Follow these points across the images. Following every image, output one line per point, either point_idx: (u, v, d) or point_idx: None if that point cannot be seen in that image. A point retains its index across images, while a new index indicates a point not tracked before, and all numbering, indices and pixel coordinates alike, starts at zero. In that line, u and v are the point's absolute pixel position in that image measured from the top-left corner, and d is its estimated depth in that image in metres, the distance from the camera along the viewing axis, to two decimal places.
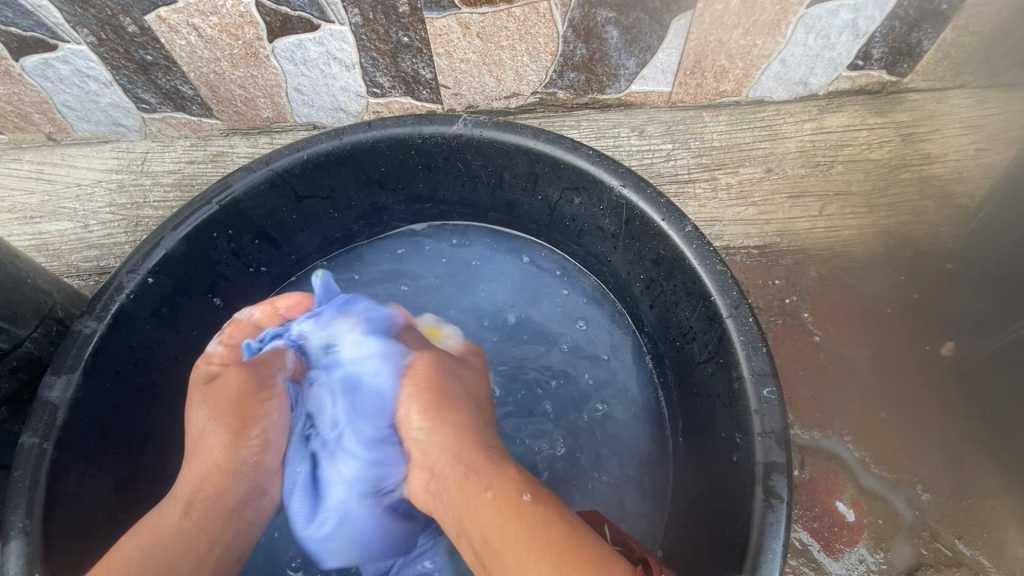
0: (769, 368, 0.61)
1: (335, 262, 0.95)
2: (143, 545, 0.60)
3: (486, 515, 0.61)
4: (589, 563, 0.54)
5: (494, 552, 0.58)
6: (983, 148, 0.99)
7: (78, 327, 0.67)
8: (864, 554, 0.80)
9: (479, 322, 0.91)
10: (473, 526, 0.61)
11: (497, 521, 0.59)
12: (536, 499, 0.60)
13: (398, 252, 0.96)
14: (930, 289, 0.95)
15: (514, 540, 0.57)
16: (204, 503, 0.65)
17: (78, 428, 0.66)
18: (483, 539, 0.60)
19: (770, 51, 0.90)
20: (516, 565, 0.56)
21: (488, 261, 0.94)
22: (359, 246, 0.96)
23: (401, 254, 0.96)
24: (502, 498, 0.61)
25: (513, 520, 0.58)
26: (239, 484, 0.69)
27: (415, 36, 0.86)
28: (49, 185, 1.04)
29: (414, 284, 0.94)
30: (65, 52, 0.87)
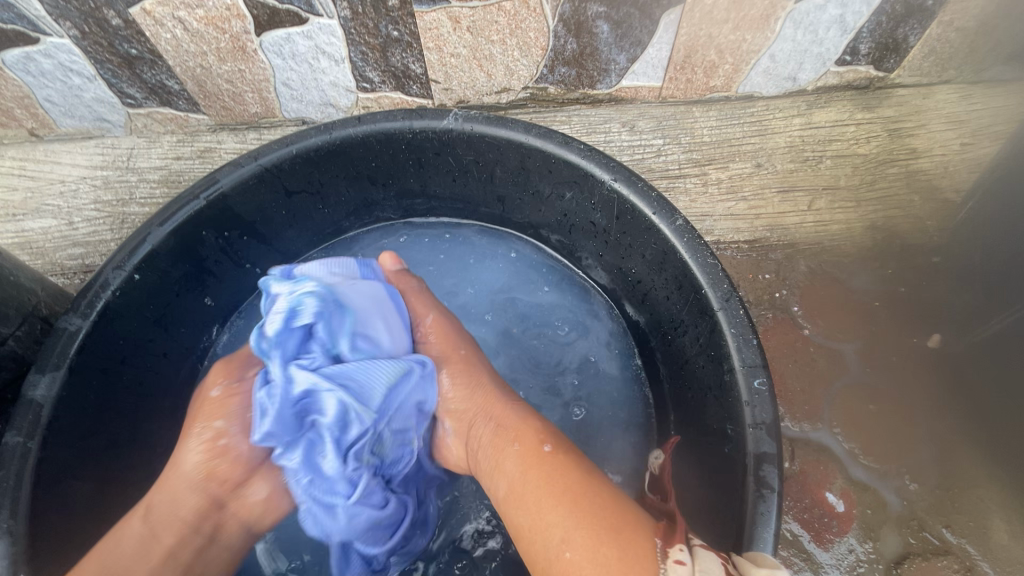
0: (759, 360, 0.62)
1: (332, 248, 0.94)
2: (99, 553, 0.58)
3: (511, 466, 0.62)
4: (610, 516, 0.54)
5: (515, 497, 0.59)
6: (968, 143, 1.00)
7: (62, 324, 0.65)
8: (854, 544, 0.81)
9: (475, 315, 0.90)
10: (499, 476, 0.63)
11: (520, 469, 0.61)
12: (556, 450, 0.62)
13: (400, 241, 0.95)
14: (917, 282, 0.96)
15: (535, 485, 0.58)
16: (162, 511, 0.61)
17: (63, 427, 0.65)
18: (508, 487, 0.61)
19: (759, 46, 0.91)
20: (535, 508, 0.57)
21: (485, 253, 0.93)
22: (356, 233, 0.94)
23: (402, 242, 0.95)
24: (523, 447, 0.62)
25: (534, 469, 0.60)
26: (194, 500, 0.62)
27: (404, 30, 0.86)
28: (32, 182, 1.03)
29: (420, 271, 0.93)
30: (48, 45, 0.86)
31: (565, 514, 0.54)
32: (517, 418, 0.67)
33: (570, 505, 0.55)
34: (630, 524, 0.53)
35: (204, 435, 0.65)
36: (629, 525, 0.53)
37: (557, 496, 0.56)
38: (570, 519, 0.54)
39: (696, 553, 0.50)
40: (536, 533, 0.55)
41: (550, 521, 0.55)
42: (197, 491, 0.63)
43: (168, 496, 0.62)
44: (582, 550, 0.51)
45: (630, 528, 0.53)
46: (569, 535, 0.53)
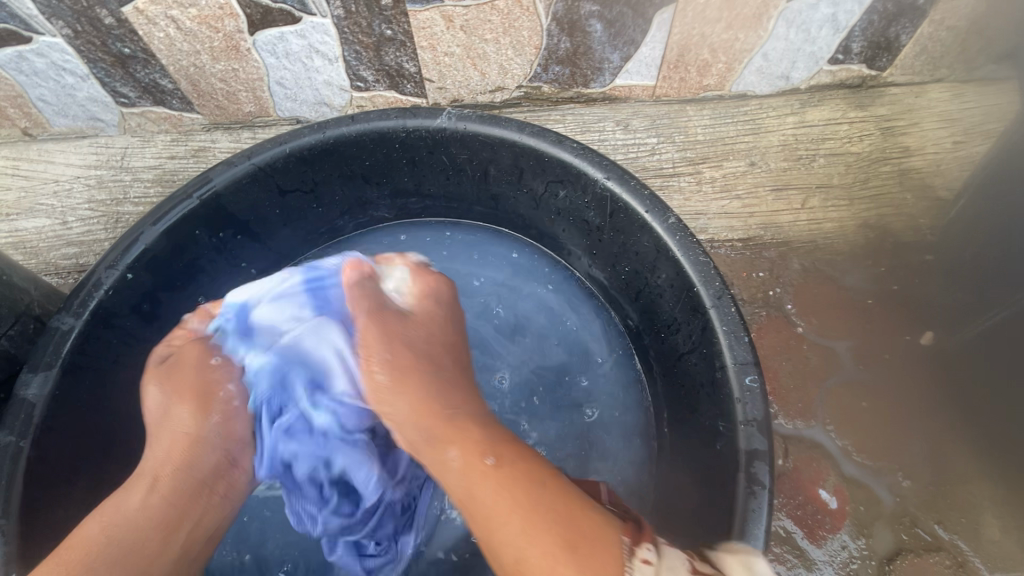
0: (751, 357, 0.62)
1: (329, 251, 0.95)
2: (104, 521, 0.60)
3: (455, 480, 0.58)
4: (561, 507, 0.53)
5: (470, 511, 0.56)
6: (961, 141, 1.01)
7: (55, 323, 0.65)
8: (846, 540, 0.82)
9: (472, 314, 0.90)
10: (450, 485, 0.59)
11: (462, 475, 0.58)
12: (500, 462, 0.57)
13: (400, 240, 0.96)
14: (909, 280, 0.96)
15: (487, 495, 0.55)
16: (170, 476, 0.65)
17: (56, 426, 0.65)
18: (459, 497, 0.58)
19: (752, 45, 0.91)
20: (483, 516, 0.54)
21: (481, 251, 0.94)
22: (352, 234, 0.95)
23: (401, 240, 0.95)
24: (465, 460, 0.59)
25: (479, 483, 0.56)
26: (210, 461, 0.69)
27: (398, 29, 0.86)
28: (25, 181, 1.02)
29: None
30: (40, 44, 0.85)
31: (516, 525, 0.52)
32: (456, 422, 0.64)
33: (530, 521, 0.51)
34: (589, 531, 0.50)
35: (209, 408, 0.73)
36: (588, 531, 0.50)
37: (506, 513, 0.53)
38: (526, 534, 0.51)
39: (662, 553, 0.48)
40: (491, 543, 0.53)
41: (504, 537, 0.52)
42: (216, 453, 0.70)
43: (176, 463, 0.67)
44: (540, 569, 0.48)
45: (584, 516, 0.52)
46: (524, 556, 0.50)
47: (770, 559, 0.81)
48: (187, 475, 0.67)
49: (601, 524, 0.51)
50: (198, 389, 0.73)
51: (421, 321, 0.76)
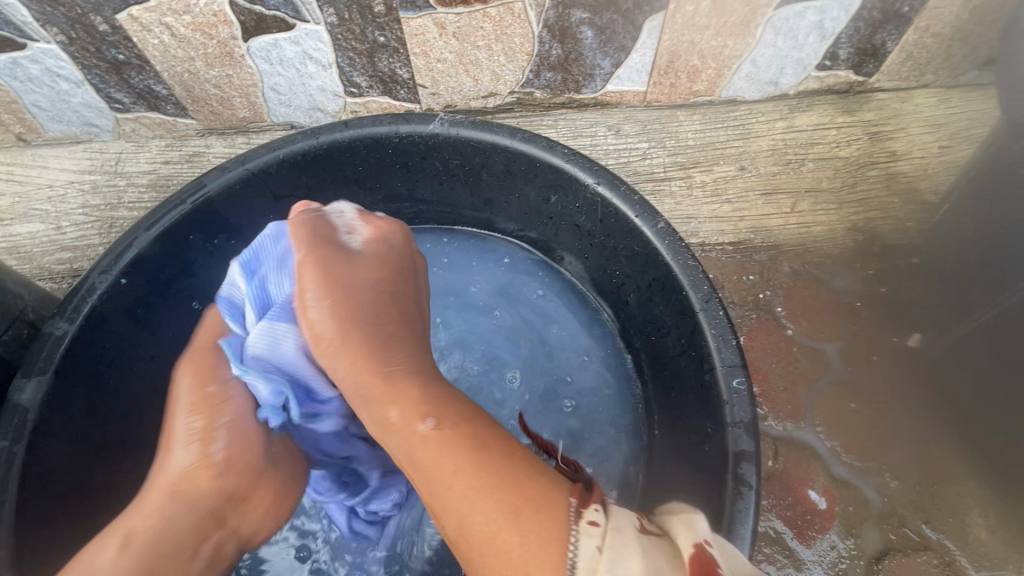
0: (738, 359, 0.63)
1: None
2: None
3: (395, 445, 0.54)
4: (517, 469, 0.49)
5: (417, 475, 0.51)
6: (946, 145, 1.02)
7: (48, 328, 0.66)
8: (835, 540, 0.83)
9: (471, 316, 0.91)
10: (395, 445, 0.55)
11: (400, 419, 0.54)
12: (441, 423, 0.52)
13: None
14: (897, 282, 0.98)
15: (432, 459, 0.50)
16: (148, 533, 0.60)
17: (49, 431, 0.65)
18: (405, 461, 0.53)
19: (740, 51, 0.92)
20: (430, 481, 0.50)
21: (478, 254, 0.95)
22: None
23: None
24: (402, 419, 0.54)
25: (420, 450, 0.52)
26: (191, 518, 0.63)
27: (391, 36, 0.87)
28: (19, 187, 1.03)
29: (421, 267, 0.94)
30: (35, 51, 0.86)
31: (464, 486, 0.47)
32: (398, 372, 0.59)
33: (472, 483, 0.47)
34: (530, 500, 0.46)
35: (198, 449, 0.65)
36: (533, 496, 0.46)
37: (449, 477, 0.49)
38: (468, 499, 0.47)
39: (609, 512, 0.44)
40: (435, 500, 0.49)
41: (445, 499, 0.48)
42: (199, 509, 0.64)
43: (155, 519, 0.62)
44: (484, 536, 0.45)
45: (533, 482, 0.48)
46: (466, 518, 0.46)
47: (761, 559, 0.82)
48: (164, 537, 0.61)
49: (548, 483, 0.48)
50: (195, 426, 0.65)
51: (375, 260, 0.70)
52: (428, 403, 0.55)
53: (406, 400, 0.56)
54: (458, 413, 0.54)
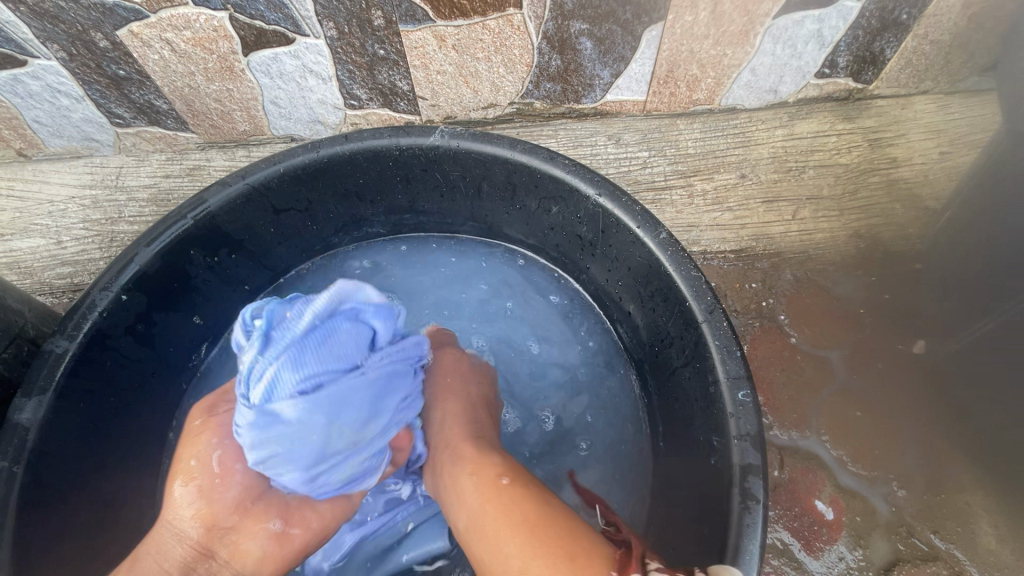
0: (743, 371, 0.62)
1: (335, 258, 0.95)
2: None
3: (471, 498, 0.61)
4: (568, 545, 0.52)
5: (475, 530, 0.58)
6: (947, 152, 1.02)
7: (48, 346, 0.65)
8: (843, 551, 0.82)
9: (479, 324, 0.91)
10: (460, 507, 0.62)
11: (479, 502, 0.60)
12: (512, 484, 0.60)
13: (399, 251, 0.96)
14: (900, 289, 0.97)
15: (494, 518, 0.57)
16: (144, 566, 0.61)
17: (49, 451, 0.64)
18: (468, 518, 0.60)
19: (739, 60, 0.92)
20: (493, 538, 0.56)
21: (484, 263, 0.94)
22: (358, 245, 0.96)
23: (405, 250, 0.96)
24: (482, 480, 0.62)
25: (492, 502, 0.59)
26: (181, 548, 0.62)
27: (390, 49, 0.87)
28: (19, 202, 1.03)
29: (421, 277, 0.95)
30: (35, 67, 0.86)
31: (519, 544, 0.53)
32: (479, 450, 0.67)
33: (526, 536, 0.54)
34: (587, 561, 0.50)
35: (183, 484, 0.63)
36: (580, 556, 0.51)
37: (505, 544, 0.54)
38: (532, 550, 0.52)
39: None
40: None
41: (505, 555, 0.54)
42: (188, 541, 0.62)
43: (156, 547, 0.62)
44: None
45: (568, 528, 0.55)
46: (528, 567, 0.51)
47: (768, 571, 0.82)
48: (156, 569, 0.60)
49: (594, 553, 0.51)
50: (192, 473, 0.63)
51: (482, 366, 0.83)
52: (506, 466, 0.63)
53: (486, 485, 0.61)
54: (527, 479, 0.61)
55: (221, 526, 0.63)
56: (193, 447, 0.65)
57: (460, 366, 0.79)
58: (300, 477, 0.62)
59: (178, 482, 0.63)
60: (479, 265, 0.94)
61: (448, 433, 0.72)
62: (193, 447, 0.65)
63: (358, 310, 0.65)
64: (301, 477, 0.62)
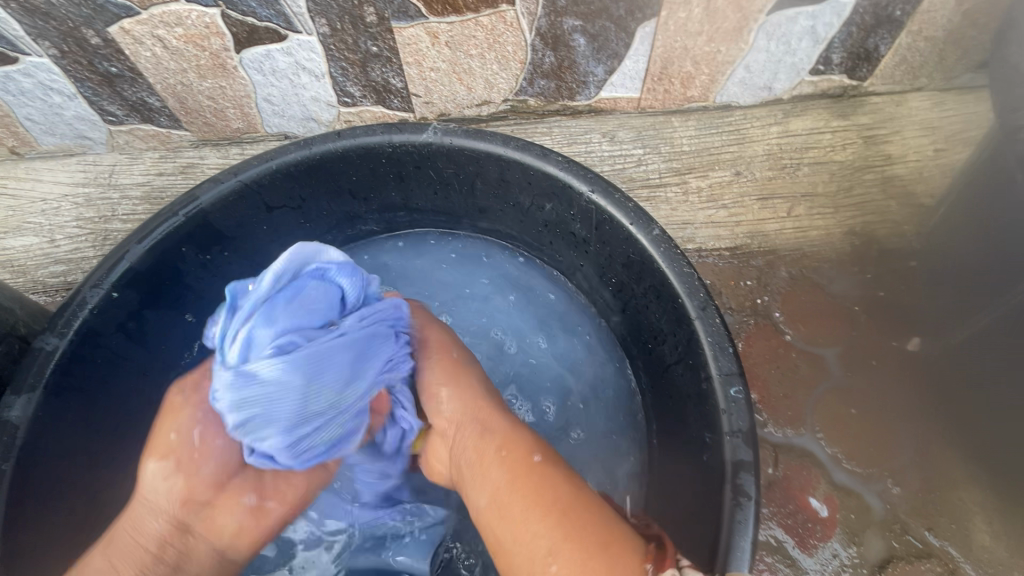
0: (736, 368, 0.62)
1: None
2: None
3: (498, 474, 0.60)
4: (593, 530, 0.54)
5: (501, 508, 0.58)
6: (941, 148, 1.02)
7: (39, 344, 0.65)
8: (837, 549, 0.82)
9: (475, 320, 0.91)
10: (483, 484, 0.61)
11: (507, 479, 0.59)
12: (545, 462, 0.60)
13: (396, 247, 0.96)
14: (895, 286, 0.97)
15: (524, 497, 0.57)
16: (122, 539, 0.61)
17: (39, 449, 0.64)
18: (491, 496, 0.59)
19: (733, 57, 0.92)
20: (522, 518, 0.56)
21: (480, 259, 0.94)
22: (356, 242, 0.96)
23: (402, 247, 0.96)
24: (512, 456, 0.61)
25: (523, 480, 0.58)
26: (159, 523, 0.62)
27: (383, 46, 0.87)
28: (12, 200, 1.02)
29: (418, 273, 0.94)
30: (27, 64, 0.86)
31: (551, 525, 0.55)
32: (507, 424, 0.65)
33: (556, 517, 0.55)
34: (622, 538, 0.54)
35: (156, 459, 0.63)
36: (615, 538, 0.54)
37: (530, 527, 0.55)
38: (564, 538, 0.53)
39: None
40: (514, 556, 0.55)
41: (531, 533, 0.55)
42: (165, 514, 0.63)
43: (135, 521, 0.63)
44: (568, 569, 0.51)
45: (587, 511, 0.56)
46: (555, 547, 0.53)
47: (762, 568, 0.81)
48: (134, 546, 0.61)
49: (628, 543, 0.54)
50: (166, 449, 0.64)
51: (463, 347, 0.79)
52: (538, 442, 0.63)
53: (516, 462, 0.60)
54: (555, 457, 0.62)
55: (197, 501, 0.64)
56: (173, 424, 0.65)
57: (445, 343, 0.74)
58: (283, 441, 0.60)
59: (152, 458, 0.64)
60: (475, 261, 0.94)
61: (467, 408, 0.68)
62: (172, 421, 0.65)
63: (324, 270, 0.67)
64: (282, 440, 0.60)
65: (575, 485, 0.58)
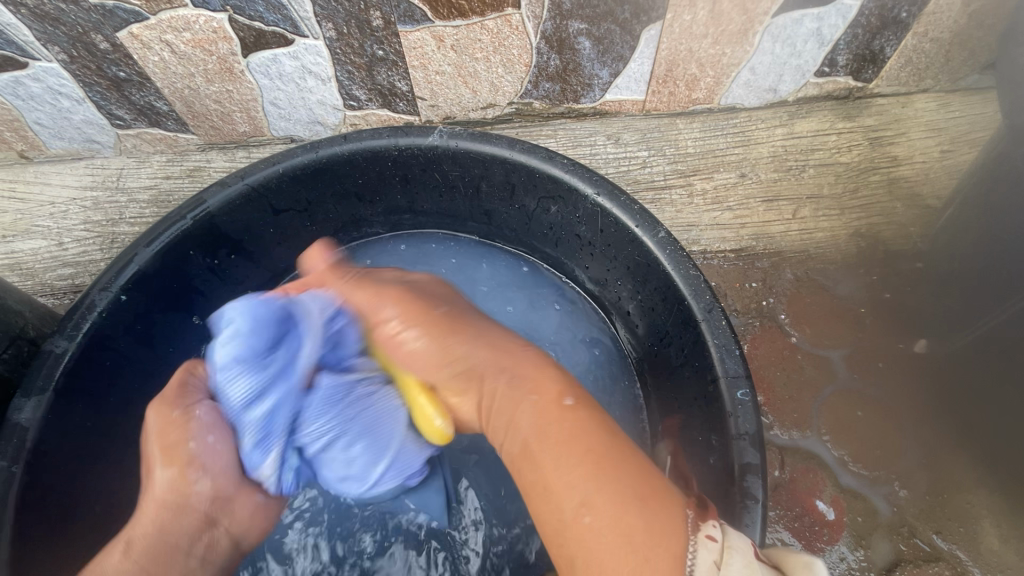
0: (742, 370, 0.62)
1: None
2: None
3: (528, 418, 0.58)
4: (630, 487, 0.50)
5: (533, 453, 0.56)
6: (948, 150, 1.02)
7: (48, 346, 0.65)
8: (845, 552, 0.81)
9: None
10: (514, 428, 0.59)
11: (540, 423, 0.57)
12: (579, 404, 0.59)
13: (400, 249, 0.95)
14: (901, 288, 0.97)
15: (554, 446, 0.54)
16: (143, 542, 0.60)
17: (49, 450, 0.64)
18: (525, 440, 0.57)
19: (738, 59, 0.92)
20: (558, 473, 0.53)
21: (486, 263, 0.94)
22: (360, 245, 0.95)
23: (405, 250, 0.95)
24: (543, 400, 0.59)
25: (555, 422, 0.56)
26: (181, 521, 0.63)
27: (389, 49, 0.87)
28: (21, 204, 1.03)
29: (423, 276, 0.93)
30: (36, 69, 0.87)
31: (588, 486, 0.51)
32: (534, 367, 0.64)
33: (592, 469, 0.52)
34: (659, 501, 0.49)
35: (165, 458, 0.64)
36: (658, 515, 0.48)
37: (566, 480, 0.52)
38: (594, 487, 0.50)
39: (725, 531, 0.47)
40: (555, 507, 0.52)
41: (562, 482, 0.52)
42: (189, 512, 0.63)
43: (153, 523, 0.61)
44: (608, 539, 0.47)
45: (625, 459, 0.53)
46: (590, 500, 0.50)
47: None
48: (162, 540, 0.60)
49: (668, 507, 0.49)
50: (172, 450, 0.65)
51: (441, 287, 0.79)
52: (567, 385, 0.61)
53: (549, 408, 0.58)
54: (588, 399, 0.60)
55: (218, 496, 0.66)
56: (183, 432, 0.66)
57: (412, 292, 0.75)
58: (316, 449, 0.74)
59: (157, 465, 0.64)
60: (480, 264, 0.94)
61: (487, 355, 0.66)
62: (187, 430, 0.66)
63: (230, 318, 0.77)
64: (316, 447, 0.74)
65: (614, 437, 0.56)
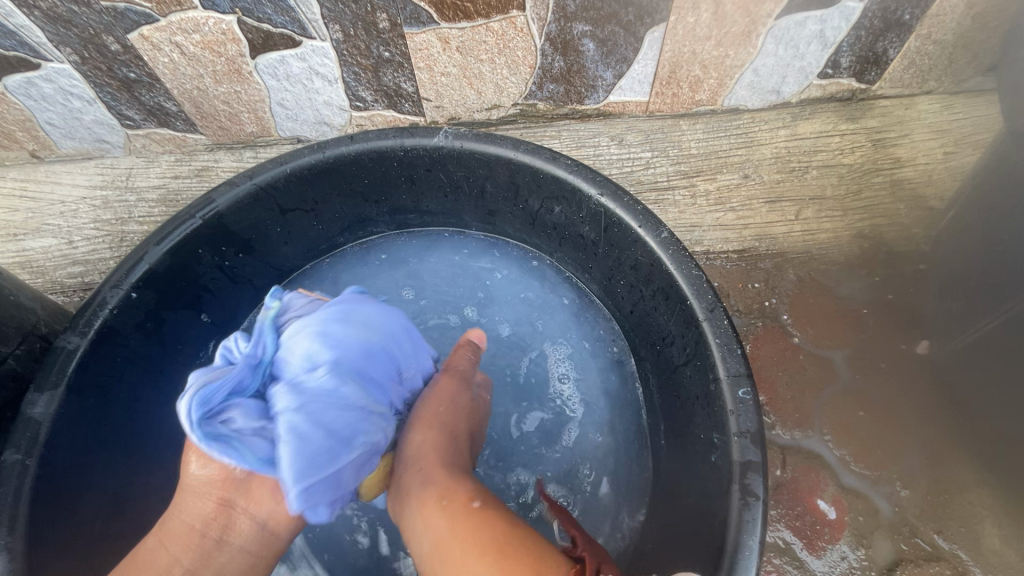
0: (744, 369, 0.63)
1: (346, 253, 0.96)
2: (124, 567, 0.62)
3: (437, 523, 0.62)
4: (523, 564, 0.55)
5: (440, 558, 0.59)
6: (951, 151, 1.02)
7: (61, 342, 0.67)
8: (846, 551, 0.82)
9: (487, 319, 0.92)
10: (426, 531, 0.62)
11: (448, 526, 0.61)
12: (484, 506, 0.62)
13: (411, 244, 0.97)
14: (904, 289, 0.97)
15: (460, 541, 0.59)
16: (174, 526, 0.64)
17: (61, 444, 0.66)
18: (434, 543, 0.61)
19: (742, 61, 0.93)
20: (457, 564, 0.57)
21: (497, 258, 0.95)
22: (372, 240, 0.97)
23: (417, 244, 0.96)
24: (453, 505, 0.63)
25: (460, 524, 0.60)
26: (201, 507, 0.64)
27: (395, 51, 0.88)
28: (32, 203, 1.05)
29: (433, 270, 0.95)
30: (48, 70, 0.88)
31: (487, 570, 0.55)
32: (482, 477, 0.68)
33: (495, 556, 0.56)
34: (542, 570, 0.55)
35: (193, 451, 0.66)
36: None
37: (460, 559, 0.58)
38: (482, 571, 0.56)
39: None
40: None
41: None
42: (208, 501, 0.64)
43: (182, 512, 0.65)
44: None
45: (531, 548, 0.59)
46: None
47: (770, 571, 0.81)
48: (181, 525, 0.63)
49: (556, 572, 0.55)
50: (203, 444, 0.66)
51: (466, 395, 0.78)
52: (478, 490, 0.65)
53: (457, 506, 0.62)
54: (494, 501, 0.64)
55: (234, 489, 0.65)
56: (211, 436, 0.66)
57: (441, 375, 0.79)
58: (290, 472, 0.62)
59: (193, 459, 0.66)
60: (491, 259, 0.95)
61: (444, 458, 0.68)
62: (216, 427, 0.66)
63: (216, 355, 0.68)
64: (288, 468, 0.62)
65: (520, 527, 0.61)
